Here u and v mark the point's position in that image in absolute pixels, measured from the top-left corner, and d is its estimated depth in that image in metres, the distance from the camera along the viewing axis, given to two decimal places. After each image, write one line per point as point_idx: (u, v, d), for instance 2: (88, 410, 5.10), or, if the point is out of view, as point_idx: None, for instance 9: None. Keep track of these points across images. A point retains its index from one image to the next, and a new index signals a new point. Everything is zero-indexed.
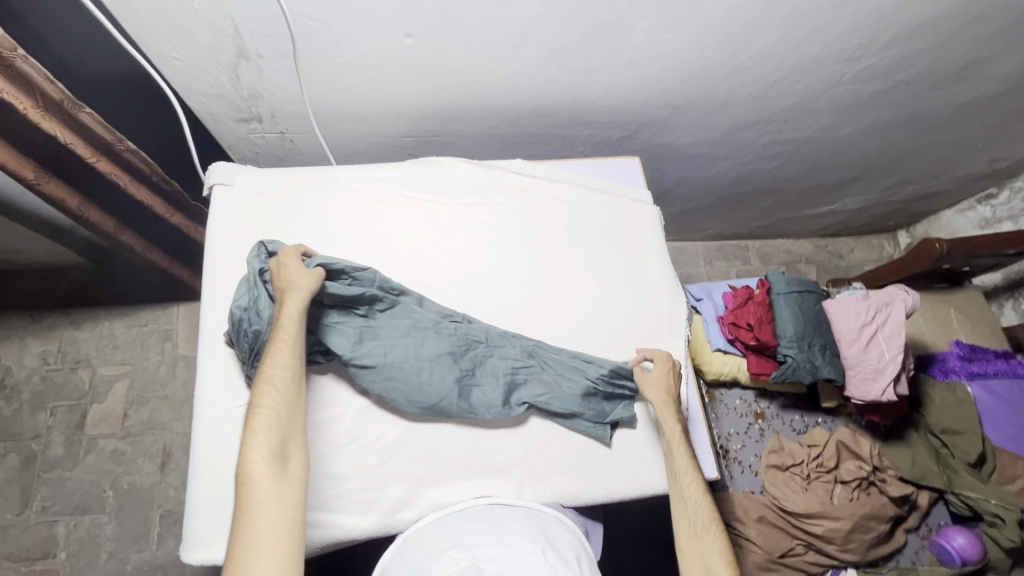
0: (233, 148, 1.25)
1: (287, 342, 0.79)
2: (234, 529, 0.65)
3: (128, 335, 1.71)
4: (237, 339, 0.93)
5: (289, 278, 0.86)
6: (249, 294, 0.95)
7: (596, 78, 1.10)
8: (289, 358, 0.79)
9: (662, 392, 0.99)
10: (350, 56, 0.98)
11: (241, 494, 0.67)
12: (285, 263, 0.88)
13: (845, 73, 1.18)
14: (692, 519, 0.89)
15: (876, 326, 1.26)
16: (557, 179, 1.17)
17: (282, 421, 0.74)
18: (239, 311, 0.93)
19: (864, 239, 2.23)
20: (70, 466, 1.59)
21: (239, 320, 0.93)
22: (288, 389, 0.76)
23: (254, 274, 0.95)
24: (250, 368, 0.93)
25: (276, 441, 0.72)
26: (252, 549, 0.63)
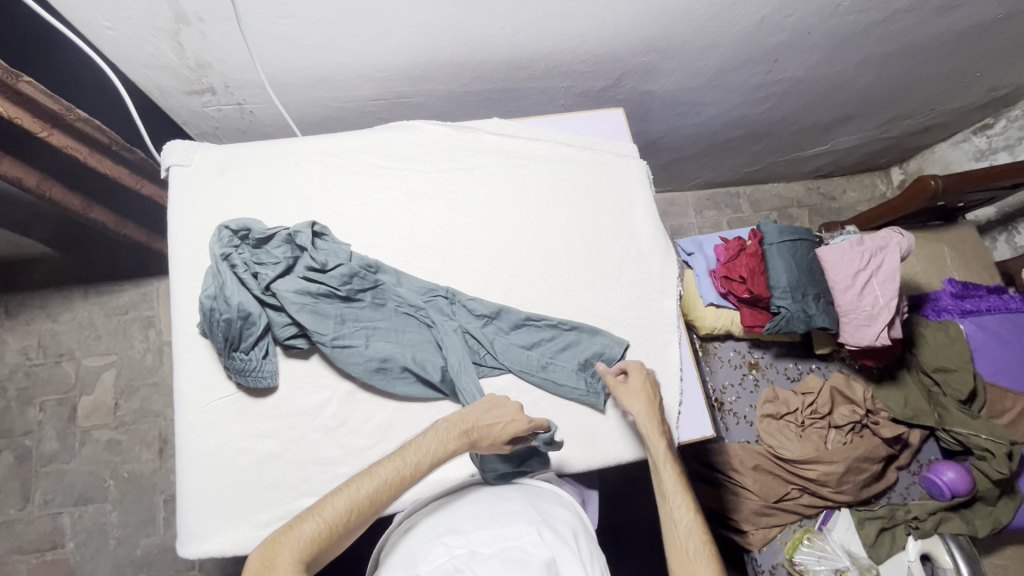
0: (189, 124, 1.16)
1: (400, 470, 0.75)
2: None
3: (109, 324, 1.66)
4: (210, 330, 0.89)
5: (478, 420, 0.81)
6: (217, 282, 0.90)
7: (572, 23, 1.02)
8: (387, 490, 0.74)
9: (646, 403, 0.90)
10: (301, 14, 0.89)
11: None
12: (493, 406, 0.83)
13: (840, 4, 1.10)
14: (681, 544, 0.80)
15: (871, 272, 1.23)
16: (536, 137, 1.10)
17: (329, 539, 0.70)
18: (209, 300, 0.89)
19: (857, 178, 2.18)
20: (67, 458, 1.58)
21: (209, 310, 0.89)
22: (359, 510, 0.72)
23: (217, 261, 0.92)
24: (228, 360, 0.90)
25: (311, 552, 0.68)
26: None
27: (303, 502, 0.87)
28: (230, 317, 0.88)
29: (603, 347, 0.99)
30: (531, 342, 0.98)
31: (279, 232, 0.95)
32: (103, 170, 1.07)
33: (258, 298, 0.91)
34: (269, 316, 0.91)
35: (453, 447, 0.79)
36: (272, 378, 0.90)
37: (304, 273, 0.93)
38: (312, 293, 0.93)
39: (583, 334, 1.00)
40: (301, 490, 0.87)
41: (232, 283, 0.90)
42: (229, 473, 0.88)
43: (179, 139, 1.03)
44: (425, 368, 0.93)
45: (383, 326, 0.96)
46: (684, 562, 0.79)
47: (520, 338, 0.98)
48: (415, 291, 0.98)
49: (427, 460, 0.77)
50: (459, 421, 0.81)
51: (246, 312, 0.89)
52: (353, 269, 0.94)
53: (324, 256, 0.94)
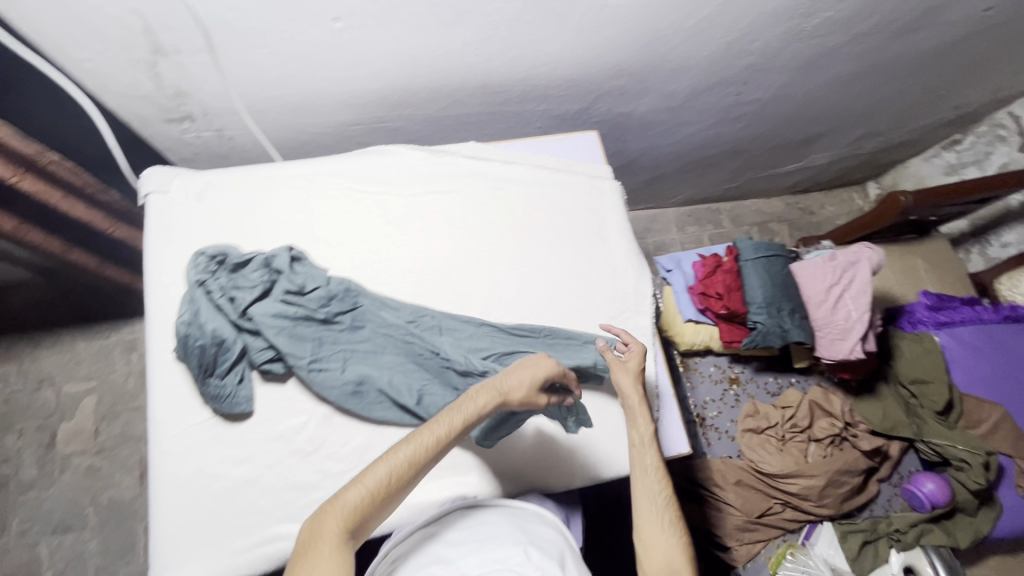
0: (169, 151, 1.17)
1: (434, 431, 0.76)
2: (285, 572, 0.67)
3: (91, 348, 1.67)
4: (185, 356, 0.90)
5: (503, 377, 0.83)
6: (192, 305, 0.92)
7: (544, 50, 1.04)
8: (424, 454, 0.75)
9: (633, 380, 0.92)
10: (277, 45, 0.91)
11: (305, 538, 0.68)
12: (517, 366, 0.86)
13: (802, 29, 1.13)
14: (653, 516, 0.83)
15: (842, 287, 1.26)
16: (511, 160, 1.12)
17: (372, 507, 0.71)
18: (184, 325, 0.90)
19: (834, 194, 2.23)
20: (46, 485, 1.57)
21: (183, 336, 0.90)
22: (398, 472, 0.73)
23: (192, 287, 0.93)
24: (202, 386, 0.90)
25: (355, 520, 0.70)
26: None
27: (279, 528, 0.87)
28: (203, 343, 0.89)
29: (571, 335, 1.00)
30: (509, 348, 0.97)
31: (257, 257, 0.96)
32: (73, 214, 1.08)
33: (234, 323, 0.92)
34: (245, 341, 0.91)
35: (484, 406, 0.80)
36: (248, 404, 0.90)
37: (283, 296, 0.94)
38: (291, 317, 0.94)
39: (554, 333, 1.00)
40: (276, 516, 0.87)
41: (207, 309, 0.91)
42: (202, 499, 0.87)
43: (157, 167, 1.04)
44: (401, 392, 0.93)
45: (359, 350, 0.96)
46: (654, 533, 0.82)
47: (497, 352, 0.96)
48: (394, 312, 0.98)
49: (460, 423, 0.77)
50: (488, 383, 0.83)
51: (219, 338, 0.90)
52: (332, 292, 0.96)
53: (302, 282, 0.95)
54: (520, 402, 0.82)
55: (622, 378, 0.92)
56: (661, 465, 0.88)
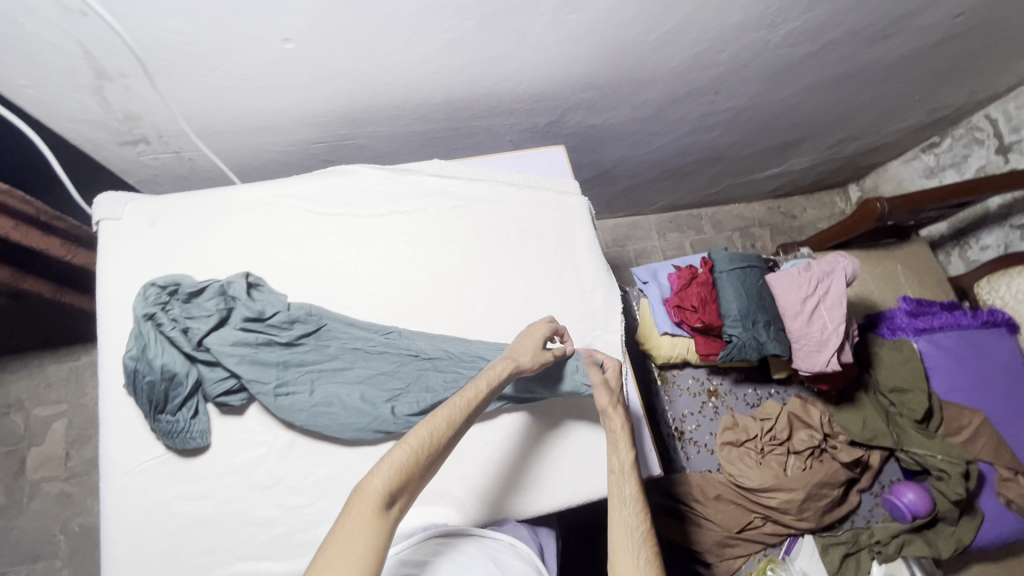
0: (127, 173, 1.14)
1: (463, 397, 0.77)
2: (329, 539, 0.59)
3: (60, 372, 1.64)
4: (135, 392, 0.87)
5: (511, 348, 0.89)
6: (140, 340, 0.89)
7: (506, 66, 1.02)
8: (461, 415, 0.75)
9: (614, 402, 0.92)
10: (227, 67, 0.88)
11: (352, 501, 0.62)
12: (519, 337, 0.93)
13: (770, 39, 1.12)
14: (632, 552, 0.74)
15: (819, 298, 1.25)
16: (477, 177, 1.10)
17: (419, 467, 0.68)
18: (133, 361, 0.87)
19: (816, 197, 2.22)
20: (15, 513, 1.54)
21: (133, 371, 0.87)
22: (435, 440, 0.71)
23: (140, 321, 0.90)
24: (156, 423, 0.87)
25: (403, 479, 0.66)
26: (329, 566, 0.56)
27: (239, 565, 0.84)
28: (153, 380, 0.86)
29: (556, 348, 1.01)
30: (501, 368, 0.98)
31: (211, 285, 0.93)
32: (28, 242, 1.04)
33: (187, 355, 0.89)
34: (200, 373, 0.88)
35: (503, 371, 0.84)
36: (203, 438, 0.87)
37: (240, 324, 0.91)
38: (251, 344, 0.91)
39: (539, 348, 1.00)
40: (235, 553, 0.85)
41: (157, 343, 0.88)
42: (157, 539, 0.85)
43: (110, 192, 1.01)
44: (374, 405, 0.91)
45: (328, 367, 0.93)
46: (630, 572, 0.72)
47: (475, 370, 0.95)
48: (361, 328, 0.96)
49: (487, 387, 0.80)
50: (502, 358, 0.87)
51: (170, 373, 0.87)
52: (293, 316, 0.93)
53: (259, 308, 0.92)
54: (530, 366, 0.88)
55: (603, 399, 0.92)
56: (642, 498, 0.82)
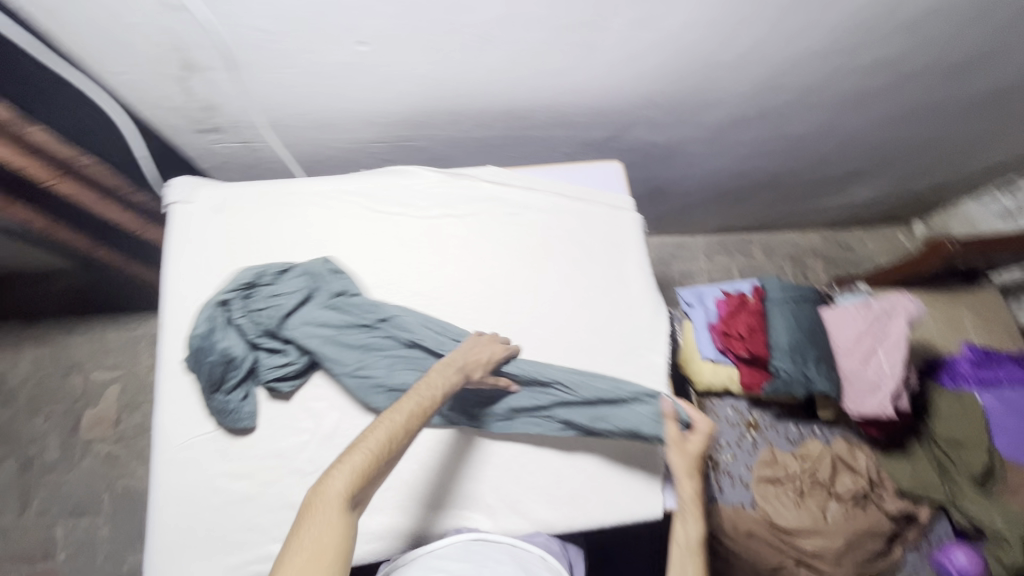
0: (200, 159, 1.18)
1: (417, 401, 0.78)
2: (289, 542, 0.63)
3: (119, 339, 1.76)
4: (197, 368, 0.91)
5: (466, 358, 0.88)
6: (213, 317, 0.93)
7: (571, 79, 1.02)
8: (414, 418, 0.76)
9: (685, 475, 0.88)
10: (303, 65, 0.91)
11: (312, 504, 0.66)
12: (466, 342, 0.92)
13: (847, 67, 1.07)
14: None
15: (876, 338, 1.19)
16: (532, 187, 1.09)
17: (375, 470, 0.70)
18: (202, 338, 0.91)
19: (876, 231, 2.12)
20: (66, 469, 1.64)
21: (198, 349, 0.91)
22: (391, 442, 0.73)
23: (215, 303, 0.94)
24: (215, 400, 0.91)
25: (360, 481, 0.68)
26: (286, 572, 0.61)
27: (273, 548, 0.86)
28: (213, 362, 0.90)
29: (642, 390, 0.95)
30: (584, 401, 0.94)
31: (296, 269, 0.98)
32: (105, 214, 1.14)
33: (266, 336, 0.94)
34: (257, 357, 0.92)
35: (451, 381, 0.84)
36: (252, 419, 0.91)
37: (321, 308, 0.96)
38: (333, 327, 0.95)
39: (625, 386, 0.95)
40: (271, 536, 0.86)
41: (237, 323, 0.93)
42: (201, 512, 0.88)
43: (186, 177, 1.07)
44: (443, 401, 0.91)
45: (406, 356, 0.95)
46: None
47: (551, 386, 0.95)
48: (439, 322, 0.96)
49: (439, 393, 0.81)
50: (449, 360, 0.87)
51: (230, 356, 0.91)
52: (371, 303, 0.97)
53: (341, 293, 0.97)
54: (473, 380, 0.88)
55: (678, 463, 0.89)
56: None
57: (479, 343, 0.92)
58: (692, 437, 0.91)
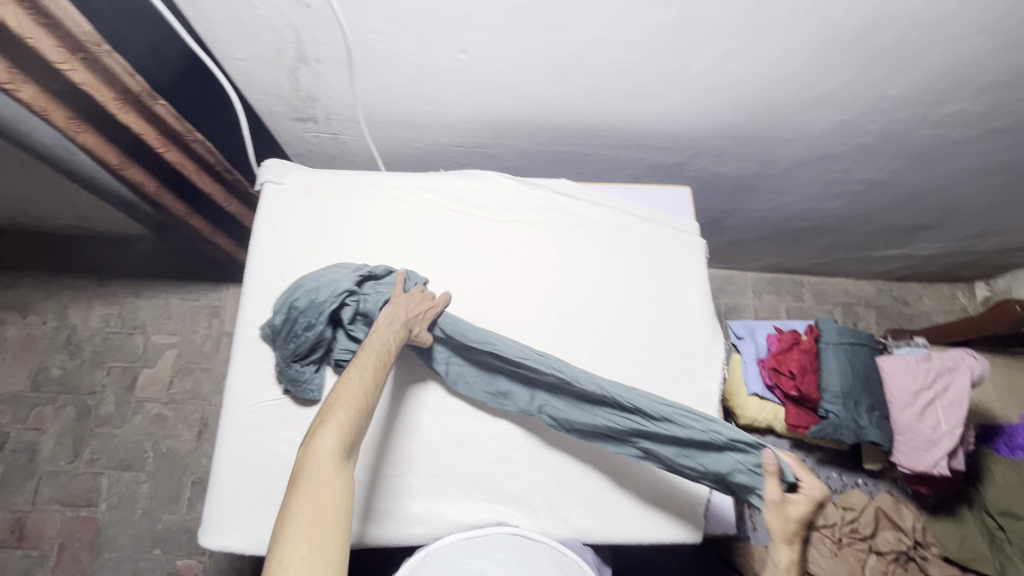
0: (289, 144, 1.27)
1: (376, 353, 0.80)
2: (285, 508, 0.64)
3: (181, 307, 1.85)
4: (281, 337, 0.95)
5: (409, 314, 0.89)
6: (310, 290, 0.96)
7: (652, 103, 1.05)
8: (376, 371, 0.78)
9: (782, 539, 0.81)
10: (405, 67, 0.98)
11: (303, 467, 0.66)
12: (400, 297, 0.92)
13: (928, 116, 1.07)
14: None
15: (935, 393, 1.16)
16: (600, 203, 1.13)
17: (357, 424, 0.72)
18: (297, 310, 0.95)
19: (935, 287, 2.06)
20: (119, 423, 1.73)
21: (293, 317, 0.95)
22: (367, 396, 0.75)
23: (321, 283, 0.97)
24: (291, 366, 0.95)
25: (347, 436, 0.70)
26: (289, 535, 0.61)
27: None
28: (306, 336, 0.94)
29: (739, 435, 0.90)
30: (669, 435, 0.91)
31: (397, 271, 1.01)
32: (200, 185, 1.22)
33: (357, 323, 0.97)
34: (337, 337, 0.97)
35: (396, 335, 0.85)
36: (317, 393, 0.96)
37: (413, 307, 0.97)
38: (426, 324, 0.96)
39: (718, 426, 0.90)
40: None
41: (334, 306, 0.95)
42: (261, 474, 0.93)
43: (277, 159, 1.14)
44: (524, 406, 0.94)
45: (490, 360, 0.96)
46: None
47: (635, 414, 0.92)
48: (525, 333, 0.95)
49: (392, 344, 0.83)
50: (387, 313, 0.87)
51: (319, 335, 0.94)
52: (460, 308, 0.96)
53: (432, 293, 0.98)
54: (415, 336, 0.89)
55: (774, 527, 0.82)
56: None
57: (411, 298, 0.92)
58: (794, 500, 0.83)
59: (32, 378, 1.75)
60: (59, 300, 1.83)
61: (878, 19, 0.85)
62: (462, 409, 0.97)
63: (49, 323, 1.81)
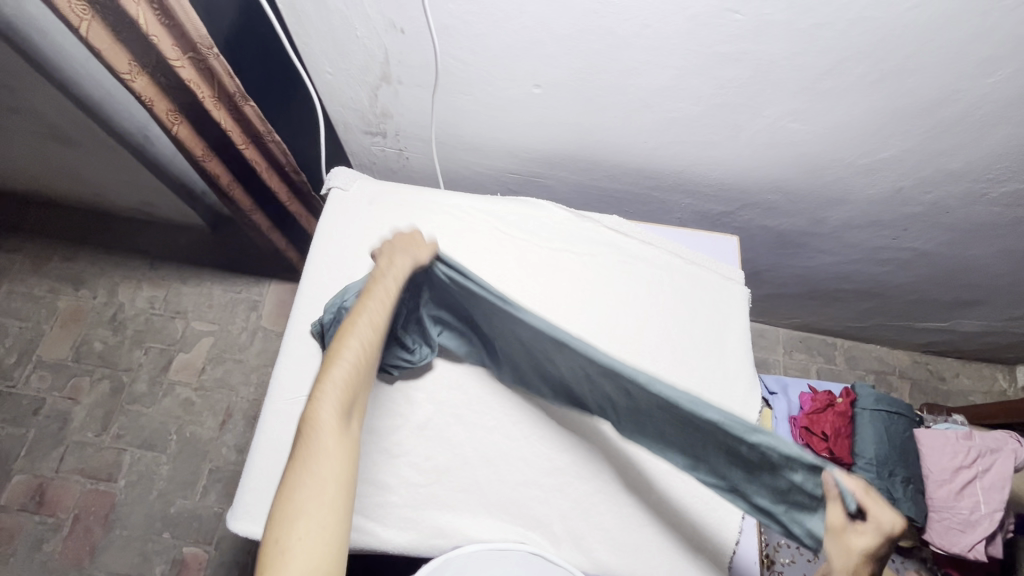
0: (355, 155, 1.35)
1: (377, 304, 0.84)
2: (290, 469, 0.69)
3: (223, 297, 1.92)
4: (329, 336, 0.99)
5: (401, 256, 0.90)
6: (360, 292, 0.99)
7: (710, 152, 1.09)
8: (375, 322, 0.82)
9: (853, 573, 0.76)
10: (479, 95, 1.04)
11: (305, 430, 0.72)
12: (393, 243, 0.93)
13: (986, 193, 1.08)
14: None
15: (975, 473, 1.14)
16: (649, 242, 1.15)
17: (356, 381, 0.77)
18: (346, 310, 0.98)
19: (974, 366, 2.01)
20: (148, 403, 1.77)
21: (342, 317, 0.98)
22: (367, 351, 0.80)
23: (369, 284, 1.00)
24: None
25: (346, 396, 0.75)
26: (295, 496, 0.67)
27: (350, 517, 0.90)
28: None
29: (798, 454, 0.76)
30: (717, 444, 0.84)
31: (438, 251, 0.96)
32: (269, 184, 1.28)
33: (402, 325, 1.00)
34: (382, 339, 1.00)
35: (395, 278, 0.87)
36: None
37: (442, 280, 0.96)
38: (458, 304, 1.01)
39: (770, 440, 0.78)
40: None
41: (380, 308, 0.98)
42: None
43: (344, 167, 1.20)
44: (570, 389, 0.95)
45: (519, 338, 0.93)
46: None
47: (678, 421, 0.85)
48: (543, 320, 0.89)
49: (392, 291, 0.86)
50: (382, 256, 0.91)
51: None
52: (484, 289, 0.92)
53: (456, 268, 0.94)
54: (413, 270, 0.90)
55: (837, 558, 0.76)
56: None
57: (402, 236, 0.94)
58: (859, 530, 0.76)
59: (75, 349, 1.82)
60: (112, 278, 1.91)
61: (942, 94, 0.88)
62: (496, 426, 0.99)
63: (99, 298, 1.89)
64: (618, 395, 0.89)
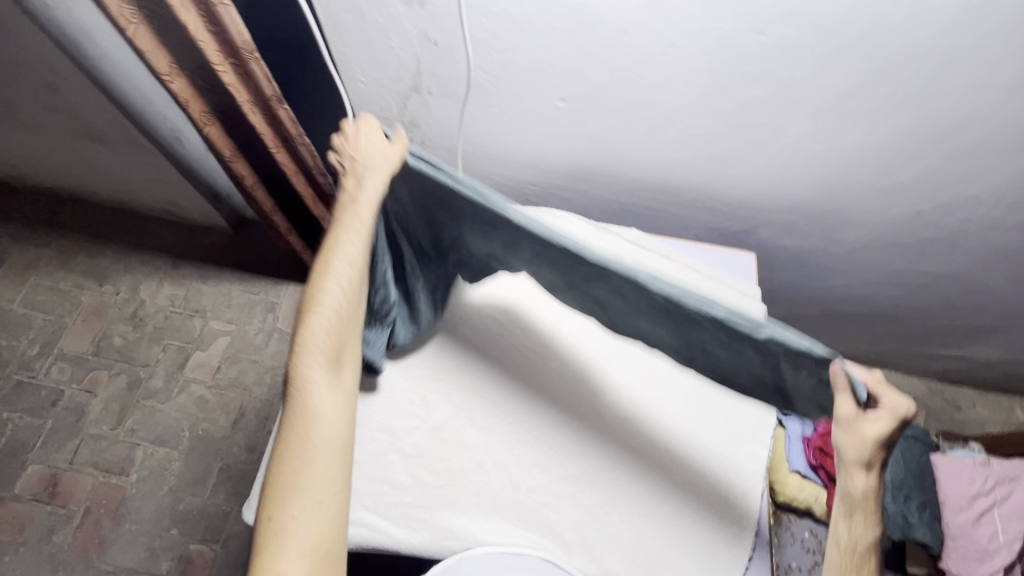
0: None
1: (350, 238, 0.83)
2: (287, 428, 0.77)
3: (242, 298, 1.96)
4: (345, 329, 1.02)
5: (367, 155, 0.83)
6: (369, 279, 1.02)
7: (731, 170, 1.11)
8: (352, 266, 0.85)
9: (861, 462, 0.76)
10: (506, 107, 1.07)
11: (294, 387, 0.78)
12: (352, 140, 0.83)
13: (1006, 218, 1.09)
14: None
15: (993, 501, 1.13)
16: (667, 256, 1.17)
17: (340, 331, 0.83)
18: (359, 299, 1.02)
19: (990, 397, 1.98)
20: (163, 399, 1.80)
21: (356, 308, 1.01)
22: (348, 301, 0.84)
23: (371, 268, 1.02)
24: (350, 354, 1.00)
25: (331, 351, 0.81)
26: (295, 450, 0.75)
27: (363, 514, 0.91)
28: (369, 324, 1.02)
29: (808, 348, 0.72)
30: (720, 341, 0.79)
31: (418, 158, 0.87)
32: (295, 187, 1.32)
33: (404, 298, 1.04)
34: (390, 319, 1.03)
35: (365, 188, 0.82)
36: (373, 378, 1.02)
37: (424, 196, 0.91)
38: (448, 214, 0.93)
39: (776, 332, 0.73)
40: (362, 503, 0.92)
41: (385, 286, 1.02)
42: None
43: None
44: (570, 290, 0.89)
45: (504, 236, 0.85)
46: None
47: (680, 323, 0.81)
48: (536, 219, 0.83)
49: (363, 216, 0.83)
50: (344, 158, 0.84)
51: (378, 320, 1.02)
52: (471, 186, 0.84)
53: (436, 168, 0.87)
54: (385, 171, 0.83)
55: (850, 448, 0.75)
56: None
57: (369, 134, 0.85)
58: (872, 418, 0.75)
59: (95, 342, 1.86)
60: (135, 275, 1.96)
61: (963, 119, 0.89)
62: (510, 430, 1.00)
63: (121, 294, 1.93)
64: (612, 296, 0.84)
